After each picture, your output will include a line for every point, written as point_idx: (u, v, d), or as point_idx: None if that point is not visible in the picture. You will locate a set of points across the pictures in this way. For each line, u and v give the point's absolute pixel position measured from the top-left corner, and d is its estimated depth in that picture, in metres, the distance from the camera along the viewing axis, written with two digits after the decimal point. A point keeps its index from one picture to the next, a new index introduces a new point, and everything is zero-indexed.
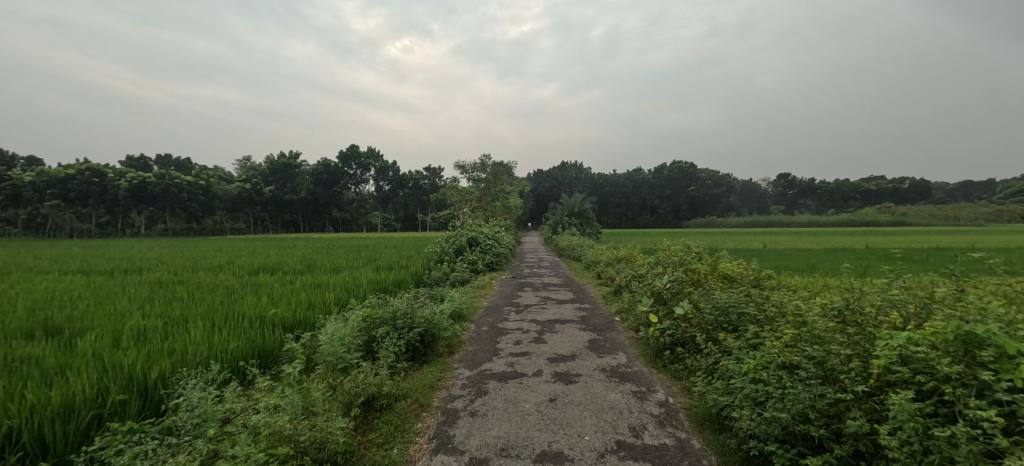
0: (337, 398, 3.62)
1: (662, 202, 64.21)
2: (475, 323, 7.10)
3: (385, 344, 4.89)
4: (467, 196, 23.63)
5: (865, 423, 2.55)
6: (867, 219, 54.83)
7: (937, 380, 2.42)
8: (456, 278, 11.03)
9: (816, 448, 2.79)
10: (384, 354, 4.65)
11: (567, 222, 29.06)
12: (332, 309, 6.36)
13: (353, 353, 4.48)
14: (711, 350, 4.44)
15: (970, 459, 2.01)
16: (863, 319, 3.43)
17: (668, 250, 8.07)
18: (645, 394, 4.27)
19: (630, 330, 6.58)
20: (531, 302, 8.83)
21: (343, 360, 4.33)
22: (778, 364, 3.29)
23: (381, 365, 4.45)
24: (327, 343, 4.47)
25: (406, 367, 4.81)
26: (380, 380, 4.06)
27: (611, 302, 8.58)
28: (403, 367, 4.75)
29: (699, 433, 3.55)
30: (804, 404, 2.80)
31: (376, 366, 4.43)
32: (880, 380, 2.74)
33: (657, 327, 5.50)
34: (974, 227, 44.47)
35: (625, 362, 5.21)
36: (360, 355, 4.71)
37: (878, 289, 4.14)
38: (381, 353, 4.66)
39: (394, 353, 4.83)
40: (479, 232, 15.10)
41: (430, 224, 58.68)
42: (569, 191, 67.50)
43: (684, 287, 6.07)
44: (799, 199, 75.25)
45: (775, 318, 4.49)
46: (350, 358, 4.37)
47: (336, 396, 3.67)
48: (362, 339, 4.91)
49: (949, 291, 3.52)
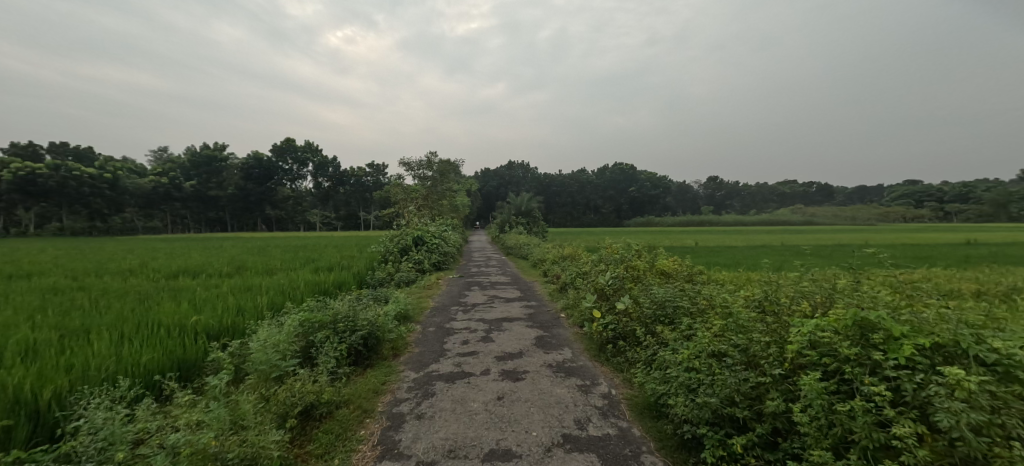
0: (270, 409, 3.42)
1: (605, 202, 66.49)
2: (421, 323, 6.98)
3: (324, 349, 4.68)
4: (413, 194, 23.10)
5: (781, 403, 2.81)
6: (785, 219, 60.07)
7: (839, 361, 2.72)
8: (401, 278, 10.76)
9: (741, 428, 3.03)
10: (324, 359, 4.44)
11: (514, 221, 29.27)
12: (264, 313, 5.99)
13: (290, 360, 4.24)
14: (649, 342, 4.68)
15: (865, 429, 2.28)
16: (779, 308, 3.78)
17: (610, 248, 8.38)
18: (589, 388, 4.42)
19: (575, 326, 6.78)
20: (478, 301, 8.83)
21: (278, 368, 4.08)
22: (708, 353, 3.54)
23: (320, 371, 4.25)
24: (258, 350, 4.19)
25: (348, 372, 4.64)
26: (319, 387, 3.89)
27: (556, 300, 8.76)
28: (345, 372, 4.58)
29: (639, 421, 3.73)
30: (730, 388, 3.05)
31: (314, 372, 4.23)
32: (794, 363, 3.03)
33: (599, 322, 5.71)
34: (871, 226, 50.02)
35: (570, 357, 5.35)
36: (297, 361, 4.48)
37: (791, 281, 4.57)
38: (320, 359, 4.45)
39: (335, 359, 4.63)
40: (424, 230, 14.80)
41: (373, 223, 56.99)
42: (516, 190, 68.01)
43: (625, 283, 6.35)
44: (727, 200, 81.03)
45: (706, 310, 4.81)
46: (286, 366, 4.13)
47: (270, 407, 3.46)
48: (299, 345, 4.66)
49: (848, 282, 3.96)
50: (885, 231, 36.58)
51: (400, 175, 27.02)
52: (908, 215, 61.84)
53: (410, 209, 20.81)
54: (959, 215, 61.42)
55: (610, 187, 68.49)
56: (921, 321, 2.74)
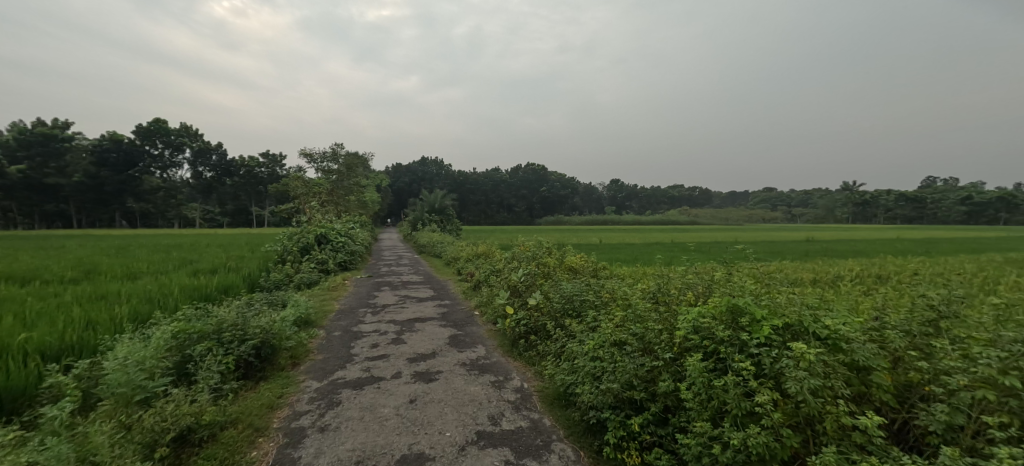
0: (132, 438, 2.98)
1: (518, 201, 68.19)
2: (325, 328, 6.55)
3: (205, 363, 4.16)
4: (315, 188, 21.44)
5: (671, 383, 3.13)
6: (675, 219, 66.74)
7: (715, 343, 3.11)
8: (302, 280, 9.99)
9: (637, 409, 3.32)
10: (205, 375, 3.95)
11: (427, 218, 28.76)
12: (123, 326, 5.16)
13: (159, 380, 3.72)
14: (559, 335, 4.92)
15: (734, 400, 2.64)
16: (669, 298, 4.22)
17: (522, 246, 8.62)
18: (502, 383, 4.52)
19: (488, 323, 6.87)
20: (389, 302, 8.52)
21: (143, 389, 3.56)
22: (611, 342, 3.82)
23: (200, 389, 3.78)
24: (115, 371, 3.63)
25: (235, 388, 4.17)
26: (198, 408, 3.43)
27: (471, 298, 8.78)
28: (232, 388, 4.12)
29: (549, 412, 3.91)
30: (629, 373, 3.33)
31: (192, 391, 3.76)
32: (681, 347, 3.38)
33: (513, 318, 5.84)
34: (744, 226, 57.61)
35: (484, 354, 5.42)
36: (169, 380, 3.94)
37: (679, 274, 5.10)
38: (200, 375, 3.95)
39: (220, 373, 4.15)
40: (329, 228, 13.87)
41: (268, 219, 54.27)
42: (428, 187, 66.68)
43: (537, 279, 6.58)
44: (627, 200, 87.71)
45: (609, 302, 5.17)
46: (155, 387, 3.62)
47: (132, 436, 3.01)
48: (172, 361, 4.10)
49: (723, 274, 4.54)
50: (752, 231, 42.36)
51: (300, 167, 24.92)
52: (769, 216, 72.42)
53: (313, 204, 19.37)
54: (803, 216, 73.72)
55: (522, 186, 70.27)
56: (776, 305, 3.25)
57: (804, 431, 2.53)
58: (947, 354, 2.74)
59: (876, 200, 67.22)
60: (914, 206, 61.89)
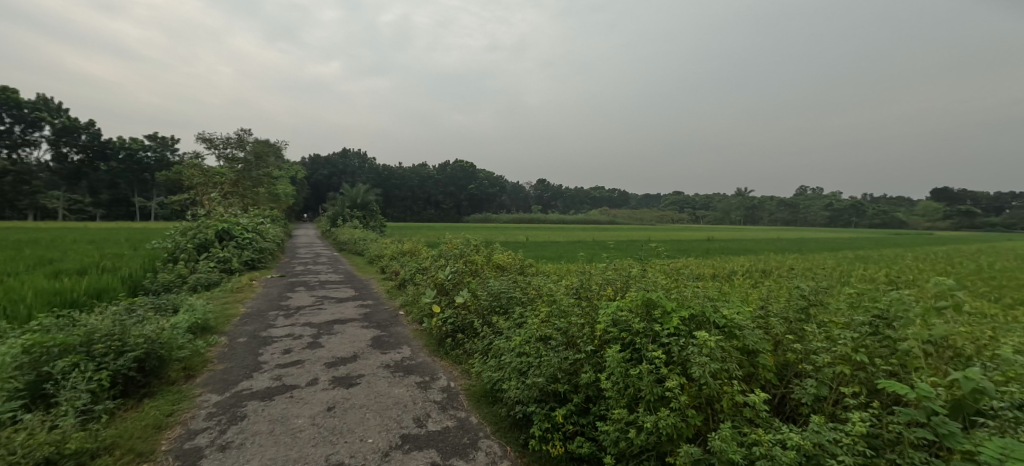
0: None
1: (445, 198, 67.14)
2: (228, 334, 5.97)
3: (68, 381, 3.59)
4: (216, 178, 19.36)
5: (592, 374, 3.30)
6: (598, 219, 69.88)
7: (631, 335, 3.33)
8: (198, 281, 8.99)
9: (561, 400, 3.46)
10: (70, 395, 3.41)
11: (348, 214, 27.36)
12: None
13: (5, 406, 3.16)
14: (486, 332, 4.96)
15: (647, 386, 2.85)
16: (591, 293, 4.43)
17: (449, 243, 8.55)
18: (428, 383, 4.45)
19: (414, 323, 6.70)
20: (306, 303, 8.00)
21: None
22: (537, 337, 3.95)
23: (63, 412, 3.26)
24: None
25: (112, 407, 3.64)
26: (60, 434, 2.95)
27: (396, 297, 8.51)
28: (107, 408, 3.59)
29: (476, 409, 3.93)
30: (554, 367, 3.46)
31: (52, 415, 3.24)
32: (601, 339, 3.57)
33: (439, 317, 5.78)
34: (657, 226, 62.32)
35: (409, 355, 5.30)
36: (19, 405, 3.34)
37: (600, 271, 5.38)
38: (62, 396, 3.41)
39: (90, 392, 3.62)
40: (232, 223, 12.60)
41: (157, 212, 48.48)
42: (350, 181, 63.47)
43: (464, 276, 6.57)
44: (552, 199, 90.39)
45: (535, 298, 5.31)
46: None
47: None
48: (24, 381, 3.50)
49: (639, 270, 4.87)
50: (663, 231, 46.14)
51: (197, 153, 22.34)
52: (678, 217, 79.23)
53: (214, 196, 17.49)
54: (706, 217, 81.56)
55: (450, 183, 69.75)
56: (684, 297, 3.56)
57: (706, 410, 2.80)
58: (815, 336, 3.20)
59: (763, 204, 76.60)
60: (789, 210, 74.25)
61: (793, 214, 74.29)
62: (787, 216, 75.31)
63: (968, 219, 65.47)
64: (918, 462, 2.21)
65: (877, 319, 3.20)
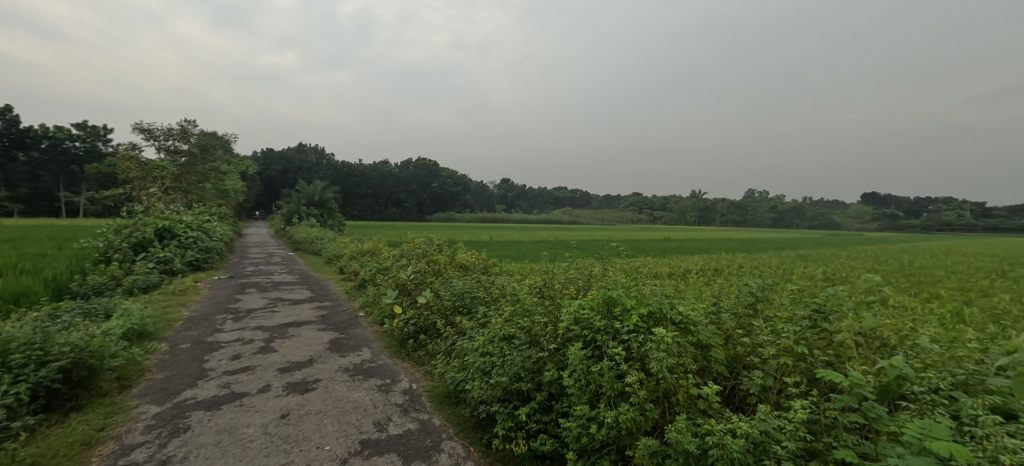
0: None
1: (407, 196, 65.88)
2: (170, 340, 5.60)
3: None
4: (156, 172, 18.05)
5: (554, 372, 3.34)
6: (560, 219, 70.83)
7: (593, 332, 3.40)
8: (135, 283, 8.37)
9: (524, 399, 3.48)
10: None
11: (304, 212, 26.30)
12: None
13: None
14: (449, 333, 4.92)
15: (607, 382, 2.92)
16: (554, 292, 4.48)
17: (412, 243, 8.39)
18: (389, 386, 4.36)
19: (374, 324, 6.54)
20: (258, 305, 7.63)
21: None
22: (501, 336, 3.96)
23: None
24: None
25: (32, 424, 3.32)
26: None
27: (355, 298, 8.26)
28: (26, 425, 3.27)
29: (439, 411, 3.88)
30: (517, 366, 3.48)
31: None
32: (564, 337, 3.62)
33: (400, 318, 5.66)
34: (617, 226, 63.96)
35: (369, 358, 5.16)
36: None
37: (563, 270, 5.45)
38: None
39: (5, 408, 3.28)
40: (174, 221, 11.80)
41: (87, 208, 44.51)
42: (307, 177, 61.15)
43: (427, 276, 6.48)
44: (516, 199, 90.69)
45: (499, 297, 5.32)
46: None
47: None
48: None
49: (600, 269, 4.97)
50: (623, 231, 47.38)
51: (135, 145, 20.76)
52: (637, 217, 81.76)
53: (155, 191, 16.33)
54: (663, 218, 84.57)
55: (412, 181, 68.61)
56: (642, 296, 3.68)
57: (663, 403, 2.90)
58: (761, 330, 3.39)
59: (715, 205, 80.51)
60: (739, 212, 78.34)
61: (742, 215, 78.51)
62: (737, 217, 79.48)
63: (894, 220, 71.48)
64: (851, 444, 2.38)
65: (816, 313, 3.42)
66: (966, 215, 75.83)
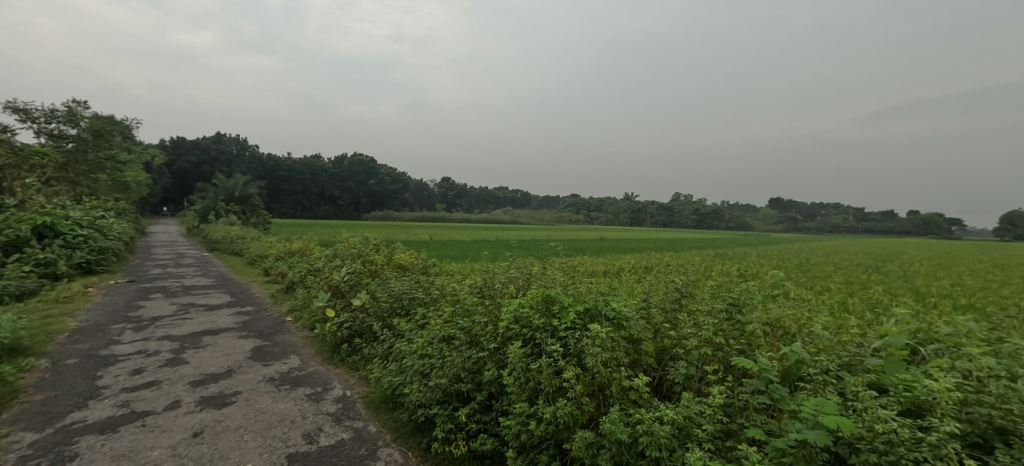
0: None
1: (342, 193, 62.91)
2: (54, 356, 4.89)
3: None
4: (37, 160, 15.66)
5: (494, 371, 3.35)
6: (501, 219, 71.33)
7: (532, 330, 3.46)
8: (6, 291, 7.22)
9: (464, 399, 3.46)
10: None
11: (223, 208, 24.20)
12: None
13: None
14: (386, 336, 4.76)
15: (546, 378, 2.98)
16: (494, 291, 4.50)
17: (345, 242, 8.02)
18: (320, 395, 4.13)
19: (304, 329, 6.16)
20: (166, 313, 6.88)
21: None
22: (440, 338, 3.91)
23: None
24: None
25: None
26: None
27: (282, 302, 7.73)
28: None
29: (375, 417, 3.74)
30: (457, 367, 3.45)
31: None
32: (503, 336, 3.64)
33: (333, 321, 5.38)
34: (555, 226, 65.70)
35: (298, 365, 4.86)
36: None
37: (504, 269, 5.47)
38: None
39: None
40: (59, 217, 10.30)
41: None
42: (226, 170, 56.31)
43: (362, 278, 6.21)
44: (456, 198, 89.90)
45: (438, 298, 5.23)
46: None
47: None
48: None
49: (540, 268, 5.04)
50: (561, 231, 48.64)
51: (7, 127, 17.85)
52: (575, 217, 84.56)
53: (34, 182, 14.20)
54: (599, 219, 88.02)
55: (347, 178, 65.63)
56: (579, 294, 3.79)
57: (599, 396, 3.00)
58: (686, 323, 3.63)
59: (646, 207, 85.22)
60: (667, 214, 83.60)
61: (670, 217, 83.89)
62: (665, 218, 84.80)
63: (796, 223, 80.11)
64: (760, 423, 2.62)
65: (732, 306, 3.73)
66: (854, 218, 86.67)
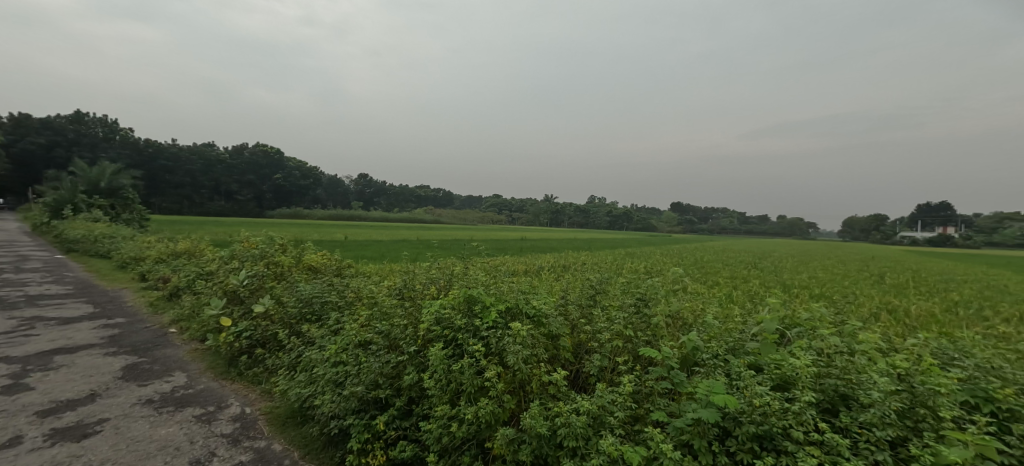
0: None
1: (241, 188, 57.06)
2: None
3: None
4: None
5: (415, 375, 3.25)
6: (422, 218, 69.61)
7: (454, 331, 3.41)
8: None
9: (382, 406, 3.32)
10: None
11: (84, 201, 20.67)
12: None
13: None
14: (293, 344, 4.40)
15: (467, 379, 2.96)
16: (415, 292, 4.37)
17: (245, 242, 7.28)
18: (212, 415, 3.70)
19: (193, 341, 5.48)
20: (1, 330, 5.67)
21: None
22: (356, 343, 3.72)
23: None
24: None
25: None
26: None
27: (164, 312, 6.78)
28: None
29: (279, 434, 3.44)
30: (375, 373, 3.31)
31: None
32: (424, 338, 3.56)
33: (229, 331, 4.84)
34: (477, 225, 65.66)
35: (184, 383, 4.30)
36: None
37: (425, 270, 5.33)
38: None
39: None
40: None
41: None
42: (92, 157, 48.15)
43: (265, 281, 5.69)
44: (374, 197, 86.08)
45: (354, 302, 4.96)
46: None
47: None
48: None
49: (463, 268, 4.99)
50: (482, 231, 48.57)
51: None
52: (497, 217, 85.24)
53: None
54: (520, 219, 89.64)
55: (248, 171, 59.65)
56: (501, 293, 3.83)
57: (519, 393, 3.05)
58: (599, 318, 3.83)
59: (565, 209, 88.52)
60: (583, 215, 87.61)
61: (586, 218, 88.01)
62: (582, 219, 89.02)
63: (695, 225, 88.39)
64: (663, 406, 2.84)
65: (640, 301, 4.01)
66: (741, 221, 97.76)
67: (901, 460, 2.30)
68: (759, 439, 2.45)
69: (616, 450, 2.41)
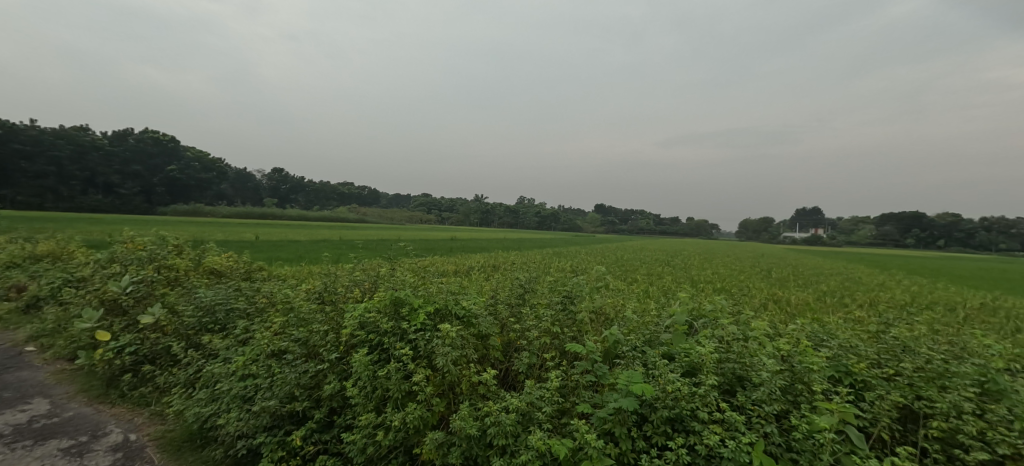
0: None
1: (125, 181, 49.77)
2: None
3: None
4: None
5: (336, 384, 3.08)
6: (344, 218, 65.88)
7: (379, 335, 3.28)
8: None
9: (299, 420, 3.09)
10: None
11: None
12: None
13: None
14: (192, 358, 3.94)
15: (393, 384, 2.86)
16: (336, 296, 4.13)
17: (129, 243, 6.40)
18: (86, 446, 3.20)
19: (59, 361, 4.70)
20: None
21: None
22: (267, 354, 3.44)
23: None
24: None
25: None
26: None
27: (19, 327, 5.73)
28: None
29: (174, 461, 3.07)
30: (290, 384, 3.08)
31: None
32: (347, 344, 3.38)
33: (108, 347, 4.21)
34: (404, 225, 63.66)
35: (47, 412, 3.67)
36: None
37: (347, 272, 5.06)
38: None
39: None
40: None
41: None
42: None
43: (156, 288, 5.07)
44: (291, 194, 80.08)
45: (265, 308, 4.58)
46: None
47: None
48: None
49: (388, 270, 4.81)
50: (409, 231, 46.97)
51: None
52: (425, 217, 83.32)
53: None
54: (449, 219, 88.48)
55: (134, 161, 52.24)
56: (429, 294, 3.76)
57: (448, 395, 3.00)
58: (527, 316, 3.89)
59: (494, 209, 88.89)
60: (512, 216, 88.52)
61: (515, 218, 89.06)
62: (511, 219, 89.90)
63: (617, 225, 93.09)
64: (587, 398, 2.96)
65: (566, 298, 4.14)
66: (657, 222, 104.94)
67: (785, 430, 2.61)
68: (671, 422, 2.65)
69: (544, 443, 2.47)
